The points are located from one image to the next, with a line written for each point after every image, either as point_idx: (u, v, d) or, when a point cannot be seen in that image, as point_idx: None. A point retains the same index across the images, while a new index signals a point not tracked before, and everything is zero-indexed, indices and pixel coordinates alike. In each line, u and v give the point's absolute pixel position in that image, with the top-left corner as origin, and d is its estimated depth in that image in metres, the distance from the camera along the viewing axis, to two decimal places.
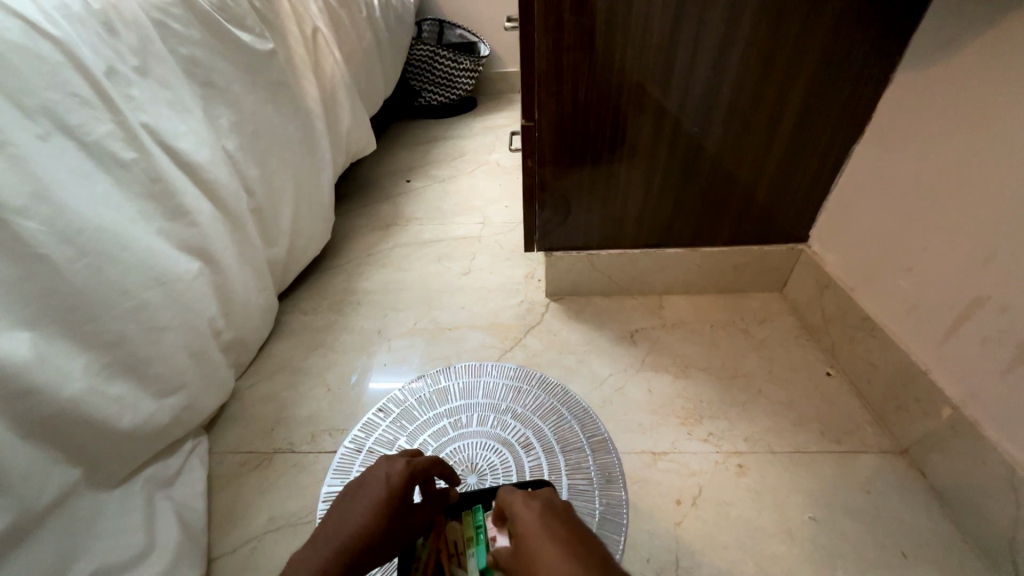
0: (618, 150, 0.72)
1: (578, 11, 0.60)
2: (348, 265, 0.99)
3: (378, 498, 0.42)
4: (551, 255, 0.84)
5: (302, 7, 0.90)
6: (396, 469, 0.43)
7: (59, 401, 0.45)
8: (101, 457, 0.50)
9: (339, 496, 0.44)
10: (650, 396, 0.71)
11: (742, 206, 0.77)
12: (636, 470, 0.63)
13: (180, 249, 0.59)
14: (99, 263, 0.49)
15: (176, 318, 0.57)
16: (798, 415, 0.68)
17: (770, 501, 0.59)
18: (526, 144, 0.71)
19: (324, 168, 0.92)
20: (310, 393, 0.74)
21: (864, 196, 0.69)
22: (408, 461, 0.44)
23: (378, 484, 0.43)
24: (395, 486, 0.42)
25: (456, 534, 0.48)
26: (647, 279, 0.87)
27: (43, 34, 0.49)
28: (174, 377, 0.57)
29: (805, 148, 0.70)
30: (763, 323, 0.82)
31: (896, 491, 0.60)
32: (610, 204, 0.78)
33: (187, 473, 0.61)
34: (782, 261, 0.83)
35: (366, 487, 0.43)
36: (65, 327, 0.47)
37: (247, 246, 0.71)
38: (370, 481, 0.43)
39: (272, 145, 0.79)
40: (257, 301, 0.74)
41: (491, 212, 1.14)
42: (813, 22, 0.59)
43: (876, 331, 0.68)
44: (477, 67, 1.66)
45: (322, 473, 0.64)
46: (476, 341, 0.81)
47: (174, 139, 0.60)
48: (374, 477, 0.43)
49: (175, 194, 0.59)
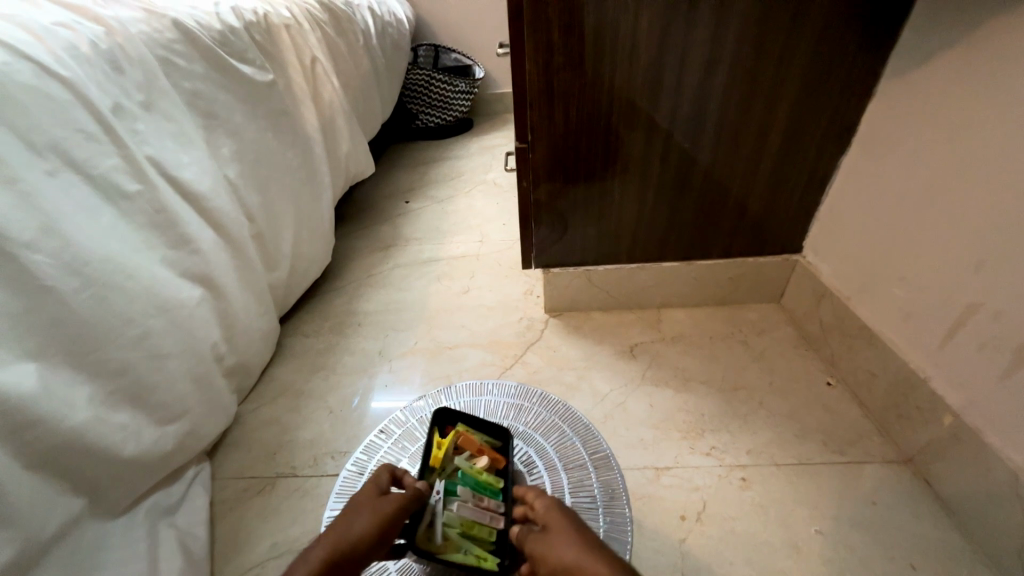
0: (610, 167, 0.73)
1: (568, 33, 0.62)
2: (348, 287, 1.00)
3: (364, 511, 0.47)
4: (549, 272, 0.85)
5: (301, 39, 0.94)
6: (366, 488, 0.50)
7: (64, 430, 0.45)
8: (104, 486, 0.50)
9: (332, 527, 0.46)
10: (652, 411, 0.71)
11: (736, 217, 0.78)
12: (640, 486, 0.62)
13: (183, 276, 0.61)
14: (104, 293, 0.50)
15: (179, 345, 0.58)
16: (800, 427, 0.68)
17: (775, 515, 0.58)
18: (521, 164, 0.73)
19: (324, 192, 0.94)
20: (313, 415, 0.74)
21: (855, 207, 0.71)
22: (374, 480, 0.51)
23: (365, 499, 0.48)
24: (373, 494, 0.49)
25: (481, 462, 0.54)
26: (645, 293, 0.88)
27: (52, 74, 0.50)
28: (177, 404, 0.58)
29: (794, 161, 0.72)
30: (762, 334, 0.83)
31: (903, 503, 0.59)
32: (605, 220, 0.79)
33: (190, 500, 0.60)
34: (778, 272, 0.84)
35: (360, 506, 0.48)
36: (70, 357, 0.48)
37: (248, 270, 0.73)
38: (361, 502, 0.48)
39: (273, 172, 0.81)
40: (259, 325, 0.75)
41: (489, 230, 1.15)
42: (794, 41, 0.62)
43: (874, 339, 0.68)
44: (473, 89, 1.70)
45: (325, 496, 0.64)
46: (476, 359, 0.82)
47: (177, 169, 0.61)
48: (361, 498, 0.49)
49: (179, 223, 0.60)
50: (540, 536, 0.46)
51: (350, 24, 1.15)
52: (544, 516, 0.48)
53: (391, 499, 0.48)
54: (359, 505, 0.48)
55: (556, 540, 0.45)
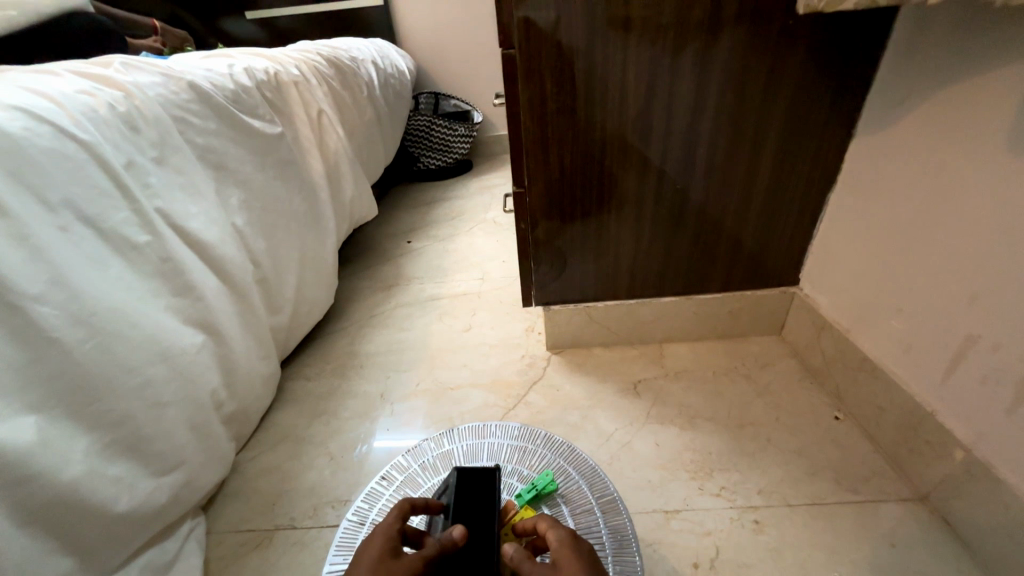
0: (606, 206, 0.76)
1: (559, 86, 0.66)
2: (350, 327, 1.01)
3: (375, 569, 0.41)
4: (549, 309, 0.86)
5: (309, 93, 0.99)
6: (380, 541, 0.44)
7: (58, 486, 0.45)
8: (96, 544, 0.49)
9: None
10: (658, 450, 0.70)
11: (732, 252, 0.80)
12: (649, 531, 0.60)
13: (185, 324, 0.61)
14: (107, 343, 0.51)
15: (178, 393, 0.58)
16: (810, 464, 0.66)
17: (792, 560, 0.56)
18: (519, 206, 0.75)
19: (327, 236, 0.97)
20: (313, 462, 0.73)
21: (847, 240, 0.72)
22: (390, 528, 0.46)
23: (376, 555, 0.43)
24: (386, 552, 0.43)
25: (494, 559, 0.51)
26: (646, 328, 0.88)
27: (71, 136, 0.53)
28: (173, 454, 0.57)
29: (783, 197, 0.75)
30: (765, 368, 0.82)
31: (924, 545, 0.57)
32: (603, 257, 0.81)
33: (184, 558, 0.58)
34: (777, 305, 0.85)
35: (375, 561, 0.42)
36: (70, 409, 0.47)
37: (250, 315, 0.74)
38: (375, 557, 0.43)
39: (279, 219, 0.83)
40: (259, 370, 0.75)
41: (490, 267, 1.17)
42: (774, 87, 0.65)
43: (877, 372, 0.68)
44: (472, 133, 1.77)
45: (323, 549, 0.62)
46: (479, 399, 0.81)
47: (186, 220, 0.63)
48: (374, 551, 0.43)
49: (184, 271, 0.62)
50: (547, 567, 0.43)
51: (355, 78, 1.22)
52: (555, 549, 0.45)
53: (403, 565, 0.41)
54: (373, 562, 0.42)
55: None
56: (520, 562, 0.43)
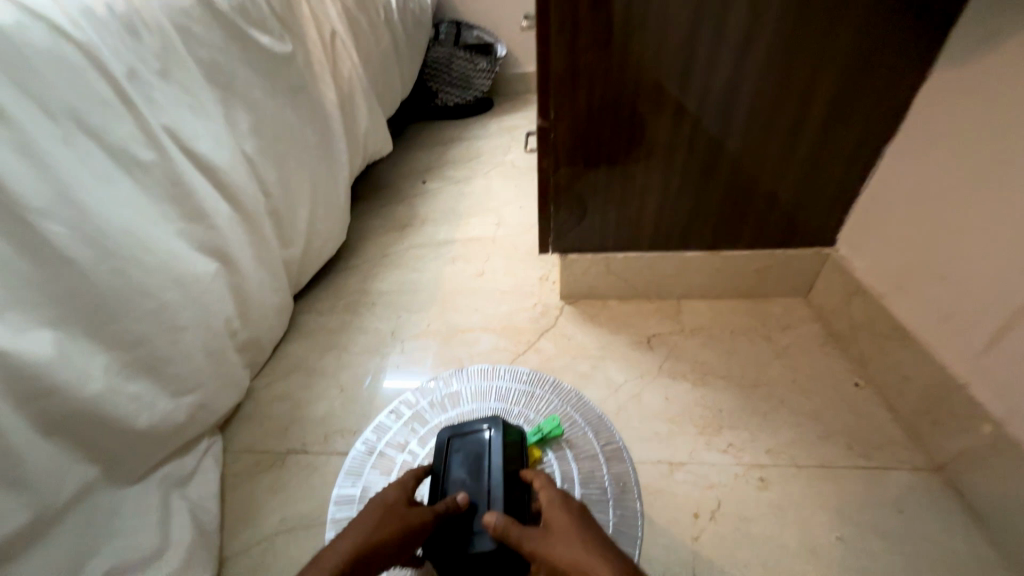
0: (635, 150, 0.70)
1: (596, 6, 0.58)
2: (362, 265, 0.99)
3: (389, 512, 0.46)
4: (566, 257, 0.83)
5: (320, 10, 0.91)
6: (392, 491, 0.49)
7: (80, 399, 0.46)
8: (118, 455, 0.50)
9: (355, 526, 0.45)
10: (667, 404, 0.69)
11: (766, 207, 0.74)
12: (652, 481, 0.61)
13: (197, 250, 0.60)
14: (121, 263, 0.50)
15: (194, 318, 0.58)
16: (823, 427, 0.65)
17: (794, 518, 0.56)
18: (542, 144, 0.70)
19: (341, 170, 0.93)
20: (323, 393, 0.74)
21: (896, 199, 0.66)
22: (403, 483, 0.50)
23: (385, 502, 0.47)
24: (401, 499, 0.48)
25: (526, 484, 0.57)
26: (665, 282, 0.85)
27: (67, 39, 0.49)
28: (190, 377, 0.58)
29: (832, 148, 0.67)
30: (787, 330, 0.79)
31: (931, 513, 0.56)
32: (627, 205, 0.76)
33: (202, 473, 0.61)
34: (807, 265, 0.80)
35: (386, 507, 0.47)
36: (87, 327, 0.47)
37: (262, 246, 0.72)
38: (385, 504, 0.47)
39: (291, 147, 0.79)
40: (272, 302, 0.75)
41: (506, 212, 1.13)
42: (841, 16, 0.57)
43: (908, 341, 0.64)
44: (494, 67, 1.65)
45: (332, 474, 0.64)
46: (488, 344, 0.80)
47: (193, 141, 0.60)
48: (385, 498, 0.48)
49: (195, 195, 0.59)
50: (538, 531, 0.44)
51: None
52: (546, 509, 0.47)
53: (414, 511, 0.46)
54: (385, 507, 0.47)
55: (556, 539, 0.43)
56: (508, 528, 0.44)
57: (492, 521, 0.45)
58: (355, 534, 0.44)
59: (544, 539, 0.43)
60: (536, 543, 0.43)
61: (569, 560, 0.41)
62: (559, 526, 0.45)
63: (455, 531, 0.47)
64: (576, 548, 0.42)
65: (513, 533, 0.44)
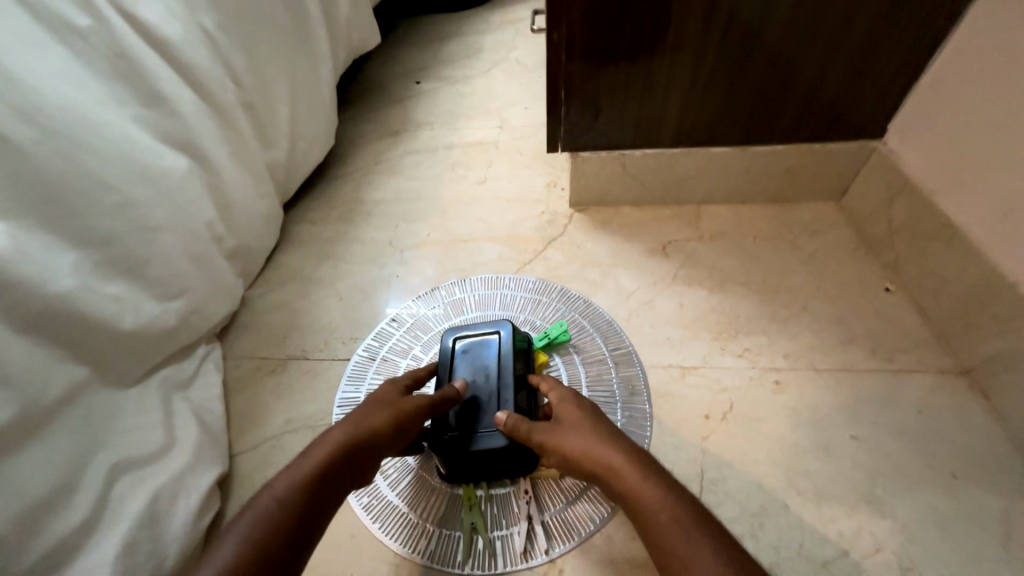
0: (664, 17, 0.58)
1: None
2: (355, 174, 0.92)
3: (383, 404, 0.44)
4: (577, 157, 0.75)
5: None
6: (386, 388, 0.47)
7: (50, 295, 0.43)
8: (107, 356, 0.49)
9: (351, 416, 0.43)
10: (681, 310, 0.66)
11: (811, 90, 0.64)
12: (662, 384, 0.59)
13: (161, 141, 0.54)
14: (69, 148, 0.45)
15: (168, 218, 0.54)
16: (846, 332, 0.62)
17: (807, 419, 0.55)
18: (552, 10, 0.58)
19: (323, 61, 0.82)
20: (322, 303, 0.71)
21: (968, 75, 0.56)
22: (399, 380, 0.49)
23: (382, 396, 0.45)
24: (392, 393, 0.46)
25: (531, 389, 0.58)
26: (686, 185, 0.77)
27: None
28: (175, 280, 0.55)
29: (906, 9, 0.55)
30: (815, 235, 0.73)
31: (951, 414, 0.54)
32: (648, 91, 0.66)
33: (203, 377, 0.60)
34: (848, 163, 0.71)
35: (382, 400, 0.45)
36: (44, 218, 0.43)
37: (240, 144, 0.65)
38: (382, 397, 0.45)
39: (260, 26, 0.68)
40: (259, 208, 0.69)
41: (510, 114, 1.02)
42: None
43: (957, 240, 0.58)
44: None
45: (336, 380, 0.63)
46: (493, 253, 0.75)
47: (135, 7, 0.51)
48: (380, 393, 0.46)
49: (148, 75, 0.52)
50: (548, 425, 0.44)
51: None
52: (557, 404, 0.46)
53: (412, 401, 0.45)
54: (378, 401, 0.45)
55: (565, 431, 0.43)
56: (516, 425, 0.45)
57: (502, 419, 0.45)
58: (350, 425, 0.42)
59: (554, 434, 0.43)
60: (545, 438, 0.43)
61: (576, 451, 0.41)
62: (570, 420, 0.44)
63: (460, 422, 0.48)
64: (584, 439, 0.42)
65: (521, 430, 0.44)
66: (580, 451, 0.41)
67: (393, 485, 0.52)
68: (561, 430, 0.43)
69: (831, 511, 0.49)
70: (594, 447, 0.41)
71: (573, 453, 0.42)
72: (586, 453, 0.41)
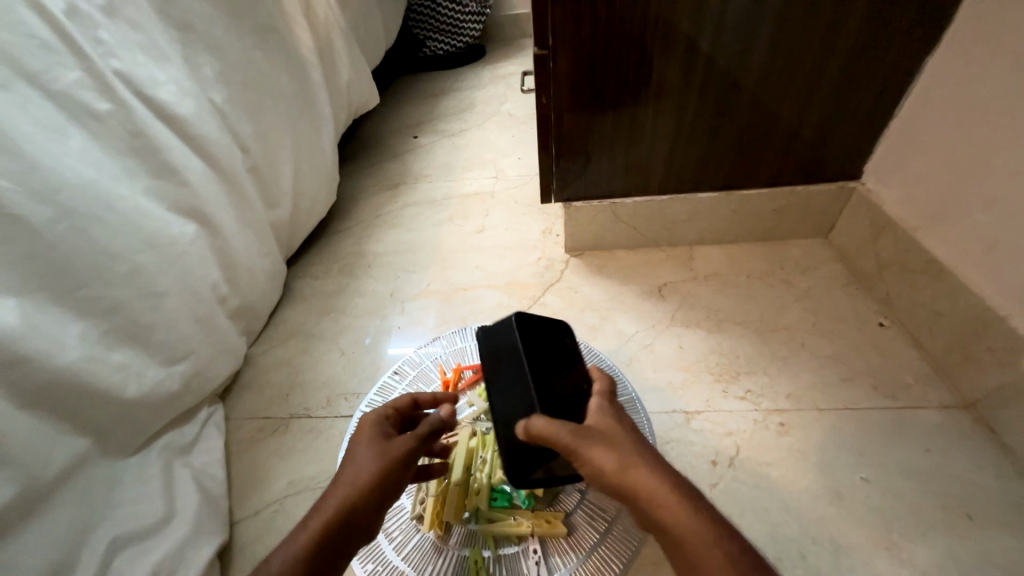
0: (644, 80, 0.63)
1: None
2: (356, 227, 0.95)
3: (367, 454, 0.41)
4: (569, 207, 0.77)
5: None
6: (368, 428, 0.44)
7: (57, 368, 0.43)
8: (110, 426, 0.49)
9: (338, 475, 0.40)
10: (681, 353, 0.66)
11: (787, 139, 0.68)
12: (667, 430, 0.58)
13: (171, 211, 0.56)
14: (83, 225, 0.47)
15: (175, 283, 0.55)
16: (846, 370, 0.62)
17: (815, 461, 0.54)
18: (540, 76, 0.63)
19: (324, 125, 0.87)
20: (324, 357, 0.72)
21: (936, 124, 0.60)
22: (384, 415, 0.46)
23: (365, 442, 0.42)
24: (377, 435, 0.43)
25: None
26: (677, 229, 0.80)
27: None
28: (179, 344, 0.55)
29: (864, 68, 0.61)
30: (806, 272, 0.75)
31: (960, 451, 0.54)
32: (635, 144, 0.70)
33: (204, 440, 0.59)
34: (830, 202, 0.74)
35: (367, 447, 0.42)
36: (55, 293, 0.45)
37: (246, 207, 0.67)
38: (366, 442, 0.42)
39: (266, 98, 0.73)
40: (262, 266, 0.71)
41: (505, 164, 1.07)
42: None
43: (944, 275, 0.60)
44: (485, 9, 1.52)
45: (339, 437, 0.63)
46: (492, 301, 0.77)
47: (152, 88, 0.54)
48: (362, 437, 0.43)
49: (161, 150, 0.55)
50: (579, 429, 0.39)
51: None
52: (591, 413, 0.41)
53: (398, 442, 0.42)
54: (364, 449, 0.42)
55: (599, 443, 0.38)
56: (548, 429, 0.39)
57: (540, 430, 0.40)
58: (341, 487, 0.39)
59: (588, 440, 0.38)
60: (578, 441, 0.38)
61: (608, 470, 0.37)
62: (603, 433, 0.39)
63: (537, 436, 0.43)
64: (619, 458, 0.37)
65: (550, 430, 0.39)
66: (614, 472, 0.37)
67: (398, 554, 0.50)
68: (597, 442, 0.38)
69: (847, 559, 0.48)
70: (630, 472, 0.36)
71: (604, 470, 0.37)
72: (618, 475, 0.36)
